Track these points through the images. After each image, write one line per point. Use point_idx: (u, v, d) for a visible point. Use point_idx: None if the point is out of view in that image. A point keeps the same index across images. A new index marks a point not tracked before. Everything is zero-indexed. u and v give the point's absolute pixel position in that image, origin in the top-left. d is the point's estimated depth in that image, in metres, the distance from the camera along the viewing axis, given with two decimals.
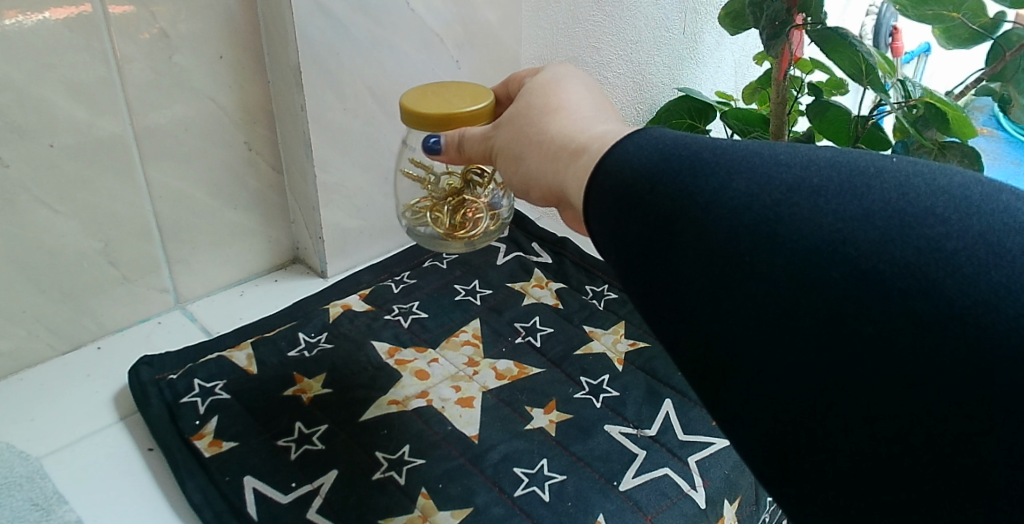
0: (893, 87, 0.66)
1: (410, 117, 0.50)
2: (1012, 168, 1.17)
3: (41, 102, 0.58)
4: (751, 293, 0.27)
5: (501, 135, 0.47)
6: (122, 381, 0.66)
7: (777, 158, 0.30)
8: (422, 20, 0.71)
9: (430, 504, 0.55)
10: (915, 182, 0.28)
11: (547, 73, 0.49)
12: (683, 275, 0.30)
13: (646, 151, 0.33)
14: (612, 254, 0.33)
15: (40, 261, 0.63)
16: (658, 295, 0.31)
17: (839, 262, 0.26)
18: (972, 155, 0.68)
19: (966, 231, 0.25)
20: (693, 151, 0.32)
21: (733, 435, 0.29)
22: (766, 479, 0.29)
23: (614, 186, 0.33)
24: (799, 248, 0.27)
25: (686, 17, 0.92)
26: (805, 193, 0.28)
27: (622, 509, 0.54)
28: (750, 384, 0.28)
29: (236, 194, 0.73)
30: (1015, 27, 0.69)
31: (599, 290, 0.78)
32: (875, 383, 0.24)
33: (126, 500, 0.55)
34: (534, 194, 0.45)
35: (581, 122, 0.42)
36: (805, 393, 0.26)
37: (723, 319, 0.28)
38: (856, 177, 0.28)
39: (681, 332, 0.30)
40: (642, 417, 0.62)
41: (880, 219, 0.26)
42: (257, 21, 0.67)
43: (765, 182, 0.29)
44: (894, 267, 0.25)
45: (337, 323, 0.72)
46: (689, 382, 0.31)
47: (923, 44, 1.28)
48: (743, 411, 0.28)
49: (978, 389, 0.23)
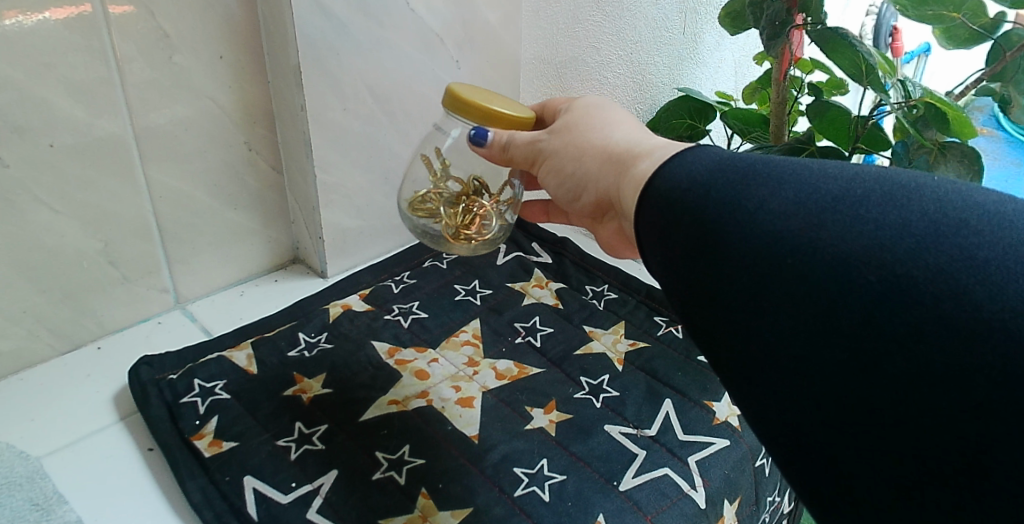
0: (893, 87, 0.66)
1: (452, 102, 0.51)
2: (1012, 167, 1.20)
3: (41, 102, 0.57)
4: (792, 294, 0.31)
5: (555, 141, 0.49)
6: (121, 381, 0.65)
7: (824, 171, 0.34)
8: (422, 21, 0.71)
9: (430, 503, 0.55)
10: (953, 196, 0.30)
11: (595, 96, 0.53)
12: (726, 277, 0.33)
13: (702, 164, 0.37)
14: (662, 256, 0.37)
15: (39, 261, 0.62)
16: (704, 296, 0.35)
17: (873, 267, 0.29)
18: (972, 155, 0.68)
19: (1000, 241, 0.28)
20: (747, 165, 0.36)
21: (766, 429, 0.33)
22: (801, 470, 0.32)
23: (671, 193, 0.37)
24: (836, 254, 0.30)
25: (686, 17, 0.93)
26: (846, 203, 0.31)
27: (622, 509, 0.54)
28: (788, 378, 0.31)
29: (237, 194, 0.73)
30: (1015, 27, 0.70)
31: (599, 290, 0.78)
32: (905, 379, 0.28)
33: (126, 499, 0.55)
34: (588, 198, 0.49)
35: (640, 135, 0.46)
36: (839, 388, 0.29)
37: (768, 316, 0.32)
38: (897, 190, 0.31)
39: (723, 327, 0.34)
40: (642, 417, 0.62)
41: (917, 228, 0.29)
42: (257, 21, 0.67)
43: (811, 193, 0.32)
44: (928, 272, 0.28)
45: (337, 323, 0.72)
46: (728, 378, 0.35)
47: (923, 44, 1.28)
48: (785, 402, 0.32)
49: (1002, 390, 0.25)
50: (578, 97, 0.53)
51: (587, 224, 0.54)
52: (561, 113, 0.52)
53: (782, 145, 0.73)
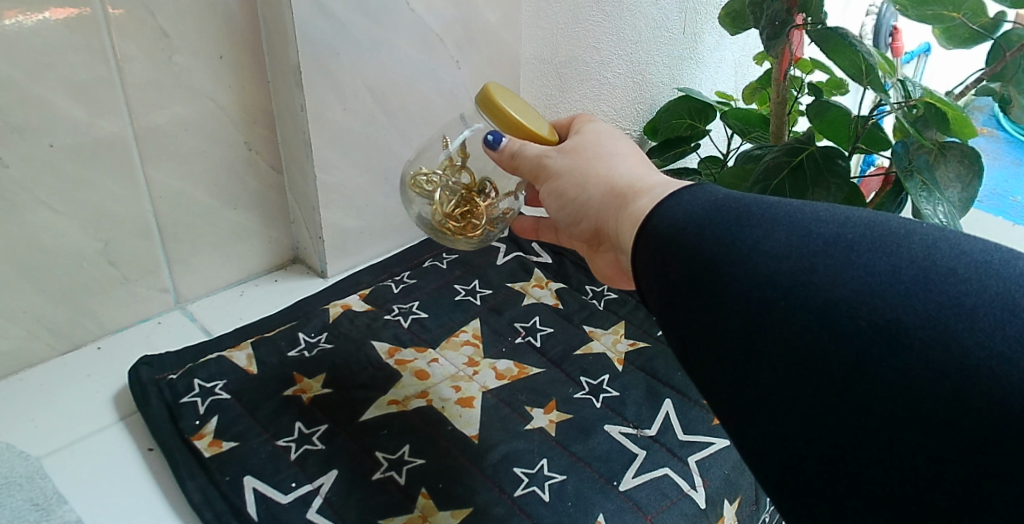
0: (893, 87, 0.65)
1: (486, 100, 0.52)
2: (1011, 167, 1.26)
3: (41, 102, 0.58)
4: (784, 336, 0.31)
5: (563, 162, 0.49)
6: (121, 382, 0.65)
7: (817, 215, 0.34)
8: (422, 21, 0.70)
9: (430, 504, 0.55)
10: (942, 245, 0.31)
11: (602, 123, 0.53)
12: (720, 317, 0.34)
13: (699, 204, 0.38)
14: (657, 294, 0.38)
15: (39, 261, 0.62)
16: (698, 335, 0.35)
17: (865, 312, 0.29)
18: (970, 156, 0.68)
19: (986, 291, 0.28)
20: (742, 206, 0.36)
21: (760, 467, 0.34)
22: (795, 510, 0.32)
23: (665, 231, 0.38)
24: (828, 298, 0.30)
25: (686, 17, 0.93)
26: (838, 248, 0.32)
27: (622, 509, 0.54)
28: (779, 418, 0.32)
29: (237, 195, 0.73)
30: (1015, 26, 0.69)
31: (599, 290, 0.78)
32: (895, 423, 0.28)
33: (125, 499, 0.55)
34: (587, 225, 0.49)
35: (642, 171, 0.46)
36: (829, 430, 0.30)
37: (759, 358, 0.32)
38: (888, 236, 0.32)
39: (716, 366, 0.34)
40: (642, 417, 0.62)
41: (907, 275, 0.30)
42: (257, 20, 0.66)
43: (803, 236, 0.33)
44: (917, 318, 0.28)
45: (337, 323, 0.72)
46: (722, 415, 0.35)
47: (923, 44, 1.28)
48: (776, 443, 0.32)
49: (986, 436, 0.26)
50: (592, 122, 0.53)
51: (585, 251, 0.54)
52: (575, 132, 0.52)
53: (782, 145, 0.73)
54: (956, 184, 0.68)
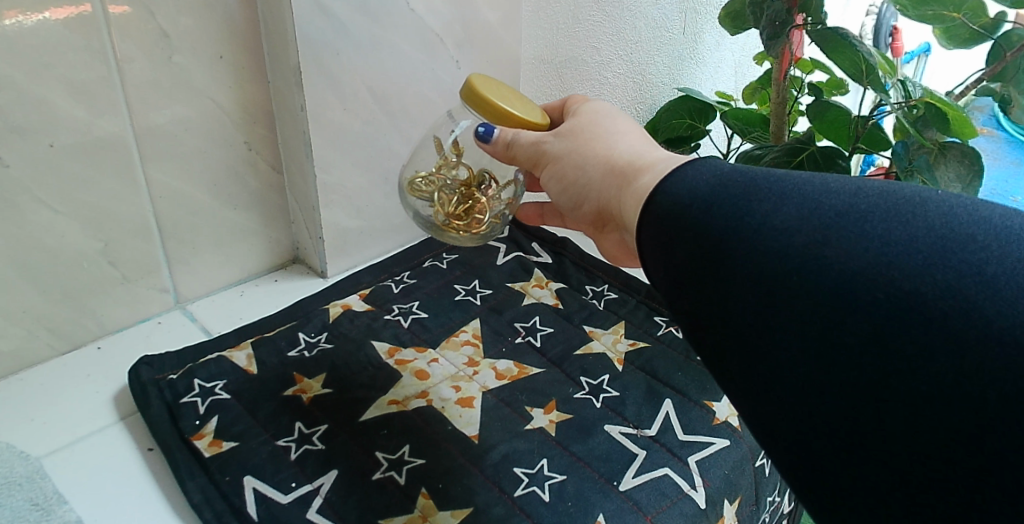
0: (893, 87, 0.66)
1: (471, 94, 0.52)
2: (1012, 167, 1.27)
3: (41, 102, 0.58)
4: (798, 311, 0.31)
5: (561, 145, 0.49)
6: (121, 382, 0.65)
7: (828, 186, 0.34)
8: (422, 21, 0.70)
9: (430, 504, 0.55)
10: (959, 212, 0.31)
11: (595, 102, 0.52)
12: (732, 293, 0.34)
13: (704, 180, 0.38)
14: (665, 273, 0.37)
15: (40, 261, 0.62)
16: (710, 313, 0.35)
17: (881, 284, 0.29)
18: (972, 155, 0.68)
19: (1006, 257, 0.28)
20: (749, 180, 0.36)
21: (773, 448, 0.33)
22: (807, 489, 0.32)
23: (673, 208, 0.37)
24: (843, 271, 0.30)
25: (686, 17, 0.93)
26: (851, 219, 0.32)
27: (622, 509, 0.54)
28: (793, 394, 0.31)
29: (237, 194, 0.73)
30: (1015, 26, 0.69)
31: (599, 289, 0.78)
32: (915, 395, 0.28)
33: (126, 498, 0.55)
34: (590, 208, 0.49)
35: (642, 148, 0.46)
36: (845, 405, 0.29)
37: (772, 333, 0.32)
38: (902, 205, 0.32)
39: (728, 343, 0.34)
40: (642, 417, 0.62)
41: (924, 244, 0.30)
42: (258, 20, 0.66)
43: (815, 208, 0.33)
44: (936, 288, 0.28)
45: (337, 323, 0.72)
46: (733, 393, 0.35)
47: (923, 44, 1.28)
48: (789, 420, 0.32)
49: (1010, 405, 0.26)
50: (588, 102, 0.52)
51: (591, 233, 0.54)
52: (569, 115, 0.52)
53: (782, 144, 0.73)
54: (955, 184, 0.67)
